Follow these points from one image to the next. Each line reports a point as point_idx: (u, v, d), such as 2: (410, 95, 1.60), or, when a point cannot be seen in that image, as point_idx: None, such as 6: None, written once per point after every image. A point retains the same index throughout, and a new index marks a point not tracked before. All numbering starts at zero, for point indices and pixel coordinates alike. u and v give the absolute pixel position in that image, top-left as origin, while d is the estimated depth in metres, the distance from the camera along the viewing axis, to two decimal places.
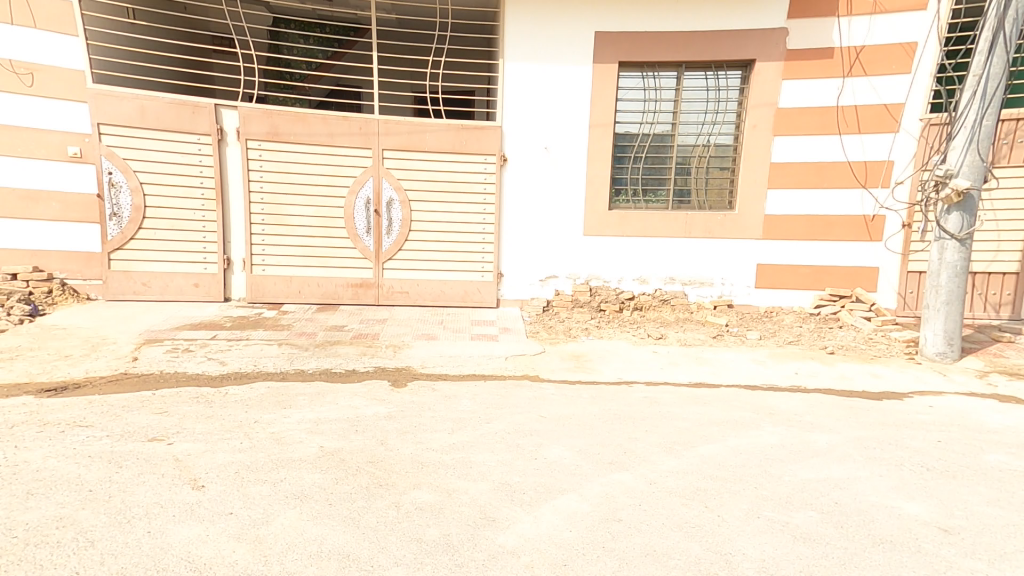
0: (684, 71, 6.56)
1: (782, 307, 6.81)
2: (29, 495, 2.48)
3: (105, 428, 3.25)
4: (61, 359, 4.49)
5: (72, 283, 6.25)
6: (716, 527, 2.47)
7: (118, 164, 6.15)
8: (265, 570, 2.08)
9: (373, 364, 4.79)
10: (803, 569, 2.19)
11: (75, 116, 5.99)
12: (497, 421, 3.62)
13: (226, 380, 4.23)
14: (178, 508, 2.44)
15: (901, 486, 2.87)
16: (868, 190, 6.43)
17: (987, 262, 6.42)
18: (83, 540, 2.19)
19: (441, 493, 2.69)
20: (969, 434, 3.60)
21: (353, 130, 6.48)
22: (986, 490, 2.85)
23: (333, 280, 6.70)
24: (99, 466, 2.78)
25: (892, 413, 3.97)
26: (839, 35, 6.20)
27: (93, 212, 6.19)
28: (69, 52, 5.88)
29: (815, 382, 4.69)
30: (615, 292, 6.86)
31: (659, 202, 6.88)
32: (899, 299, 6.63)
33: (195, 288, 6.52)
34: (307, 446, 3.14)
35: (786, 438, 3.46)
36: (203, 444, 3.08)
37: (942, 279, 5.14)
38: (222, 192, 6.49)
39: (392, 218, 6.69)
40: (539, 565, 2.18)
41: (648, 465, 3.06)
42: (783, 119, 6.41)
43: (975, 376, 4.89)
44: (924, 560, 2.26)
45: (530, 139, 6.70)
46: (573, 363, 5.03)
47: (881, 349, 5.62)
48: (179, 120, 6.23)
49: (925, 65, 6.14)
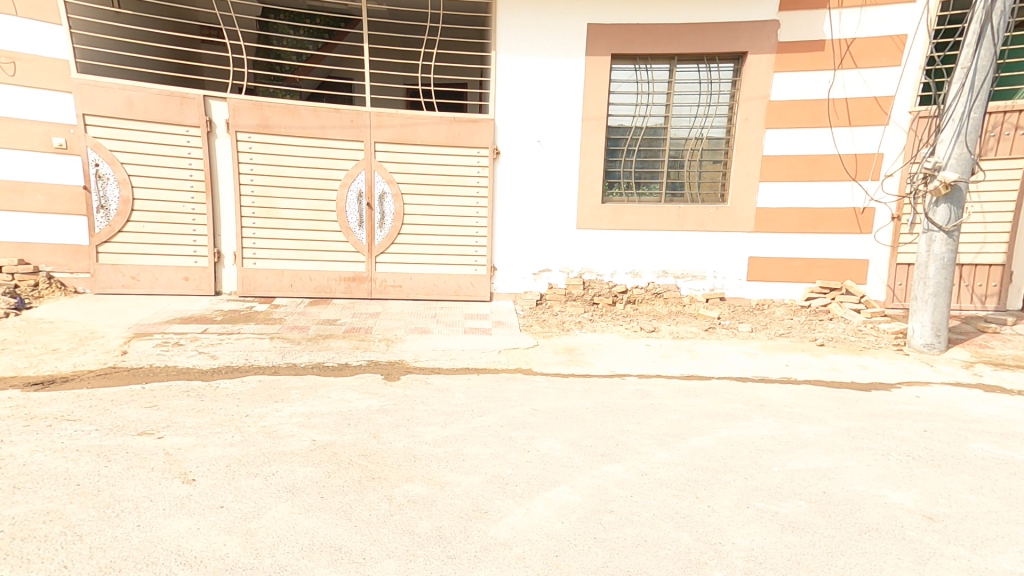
0: (676, 64, 6.54)
1: (773, 299, 6.86)
2: (16, 490, 2.46)
3: (93, 422, 3.23)
4: (48, 353, 4.45)
5: (60, 276, 6.20)
6: (706, 517, 2.49)
7: (105, 155, 6.06)
8: (256, 562, 2.08)
9: (366, 358, 4.78)
10: (792, 558, 2.21)
11: (60, 106, 5.90)
12: (490, 415, 3.62)
13: (217, 374, 4.21)
14: (168, 502, 2.43)
15: (888, 475, 2.91)
16: (858, 183, 6.46)
17: (974, 254, 6.48)
18: (71, 534, 2.18)
19: (433, 486, 2.69)
20: (953, 424, 3.65)
21: (344, 123, 6.42)
22: (969, 478, 2.89)
23: (325, 273, 6.67)
24: (88, 460, 2.75)
25: (879, 403, 4.02)
26: (830, 27, 6.21)
27: (80, 204, 6.12)
28: (54, 41, 5.79)
29: (805, 373, 4.73)
30: (609, 286, 6.89)
31: (652, 194, 6.91)
32: (888, 291, 6.68)
33: (185, 282, 6.47)
34: (299, 439, 3.13)
35: (775, 429, 3.49)
36: (193, 438, 3.07)
37: (930, 271, 5.18)
38: (212, 185, 6.42)
39: (384, 212, 6.65)
40: (530, 556, 2.19)
41: (641, 456, 3.07)
42: (775, 112, 6.42)
43: (962, 367, 4.95)
44: (909, 547, 2.29)
45: (521, 132, 6.67)
46: (565, 357, 5.05)
47: (870, 341, 5.67)
48: (168, 112, 6.15)
49: (915, 58, 6.16)
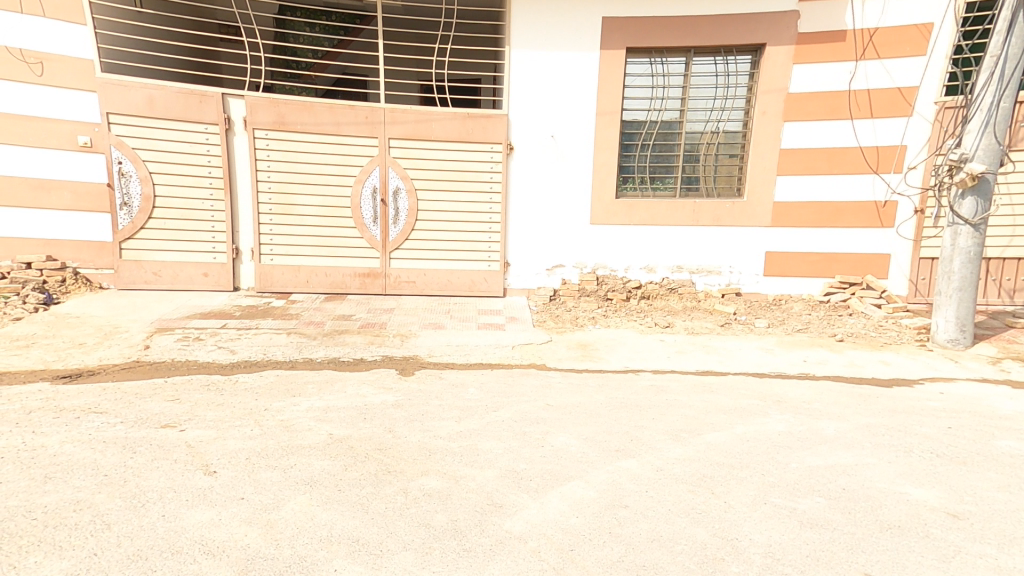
0: (692, 57, 6.46)
1: (791, 295, 6.77)
2: (47, 479, 2.53)
3: (119, 414, 3.30)
4: (75, 347, 4.55)
5: (85, 272, 6.33)
6: (722, 513, 2.48)
7: (128, 154, 6.17)
8: (276, 553, 2.12)
9: (381, 353, 4.82)
10: (810, 554, 2.20)
11: (83, 105, 6.01)
12: (504, 409, 3.64)
13: (236, 368, 4.28)
14: (191, 493, 2.48)
15: (910, 472, 2.86)
16: (880, 176, 6.35)
17: (1002, 248, 6.34)
18: (100, 523, 2.24)
19: (448, 480, 2.71)
20: (979, 420, 3.58)
21: (359, 119, 6.46)
22: (996, 476, 2.84)
23: (341, 269, 6.73)
24: (114, 452, 2.82)
25: (901, 400, 3.96)
26: (853, 17, 6.09)
27: (103, 202, 6.23)
28: (78, 41, 5.90)
29: (824, 369, 4.67)
30: (623, 281, 6.84)
31: (667, 189, 6.84)
32: (911, 286, 6.58)
33: (204, 277, 6.56)
34: (316, 433, 3.18)
35: (793, 425, 3.46)
36: (214, 431, 3.12)
37: (954, 265, 5.07)
38: (230, 182, 6.50)
39: (398, 208, 6.69)
40: (545, 550, 2.20)
41: (655, 452, 3.06)
42: (794, 105, 6.32)
43: (988, 363, 4.85)
44: (933, 545, 2.26)
45: (535, 128, 6.65)
46: (579, 352, 5.04)
47: (892, 336, 5.58)
48: (187, 110, 6.23)
49: (942, 48, 6.02)
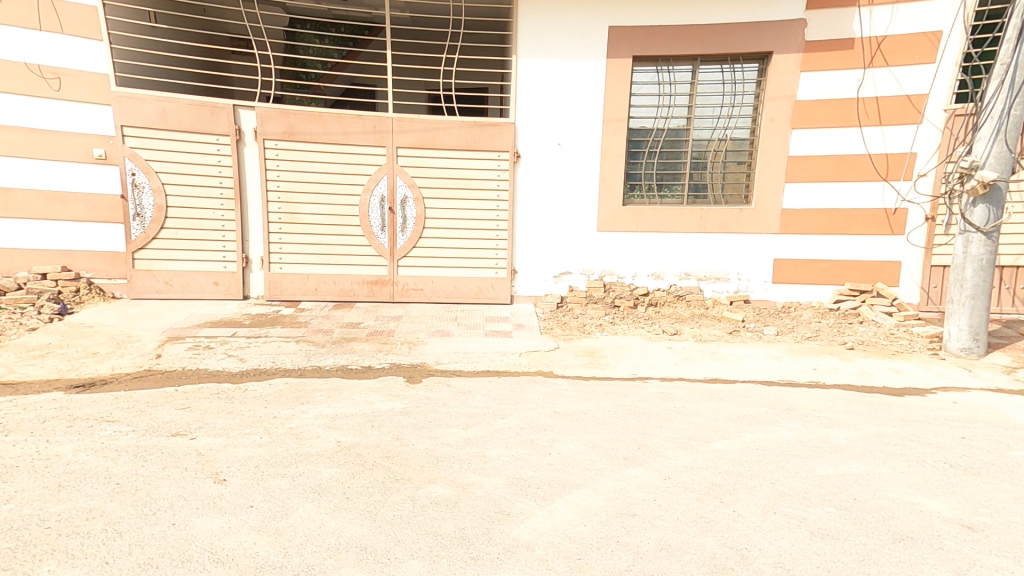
0: (699, 65, 6.48)
1: (800, 302, 6.73)
2: (61, 487, 2.56)
3: (131, 423, 3.33)
4: (88, 356, 4.61)
5: (99, 282, 6.42)
6: (731, 522, 2.46)
7: (141, 164, 6.26)
8: (285, 561, 2.13)
9: (389, 360, 4.84)
10: (821, 565, 2.17)
11: (98, 118, 6.11)
12: (511, 417, 3.64)
13: (246, 377, 4.31)
14: (201, 501, 2.50)
15: (923, 482, 2.82)
16: (889, 183, 6.32)
17: (1015, 256, 6.27)
18: (111, 531, 2.26)
19: (455, 487, 2.71)
20: (994, 430, 3.53)
21: (367, 129, 6.52)
22: (1011, 487, 2.79)
23: (349, 277, 6.77)
24: (126, 460, 2.85)
25: (914, 409, 3.91)
26: (861, 25, 6.08)
27: (117, 213, 6.33)
28: (94, 55, 6.02)
29: (834, 377, 4.63)
30: (630, 288, 6.84)
31: (675, 196, 6.84)
32: (922, 293, 6.51)
33: (215, 286, 6.63)
34: (325, 441, 3.19)
35: (803, 434, 3.42)
36: (224, 439, 3.15)
37: (966, 272, 5.02)
38: (240, 192, 6.59)
39: (405, 216, 6.73)
40: (553, 559, 2.19)
41: (663, 459, 3.05)
42: (802, 112, 6.31)
43: (1002, 372, 4.78)
44: (947, 557, 2.23)
45: (543, 135, 6.68)
46: (586, 359, 5.04)
47: (903, 345, 5.53)
48: (199, 121, 6.33)
49: (951, 55, 5.99)
